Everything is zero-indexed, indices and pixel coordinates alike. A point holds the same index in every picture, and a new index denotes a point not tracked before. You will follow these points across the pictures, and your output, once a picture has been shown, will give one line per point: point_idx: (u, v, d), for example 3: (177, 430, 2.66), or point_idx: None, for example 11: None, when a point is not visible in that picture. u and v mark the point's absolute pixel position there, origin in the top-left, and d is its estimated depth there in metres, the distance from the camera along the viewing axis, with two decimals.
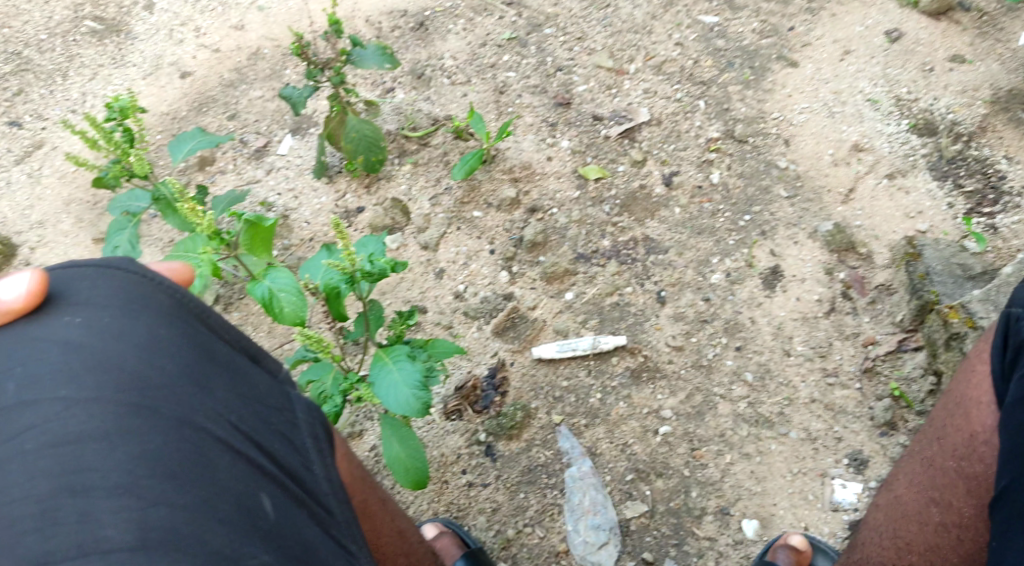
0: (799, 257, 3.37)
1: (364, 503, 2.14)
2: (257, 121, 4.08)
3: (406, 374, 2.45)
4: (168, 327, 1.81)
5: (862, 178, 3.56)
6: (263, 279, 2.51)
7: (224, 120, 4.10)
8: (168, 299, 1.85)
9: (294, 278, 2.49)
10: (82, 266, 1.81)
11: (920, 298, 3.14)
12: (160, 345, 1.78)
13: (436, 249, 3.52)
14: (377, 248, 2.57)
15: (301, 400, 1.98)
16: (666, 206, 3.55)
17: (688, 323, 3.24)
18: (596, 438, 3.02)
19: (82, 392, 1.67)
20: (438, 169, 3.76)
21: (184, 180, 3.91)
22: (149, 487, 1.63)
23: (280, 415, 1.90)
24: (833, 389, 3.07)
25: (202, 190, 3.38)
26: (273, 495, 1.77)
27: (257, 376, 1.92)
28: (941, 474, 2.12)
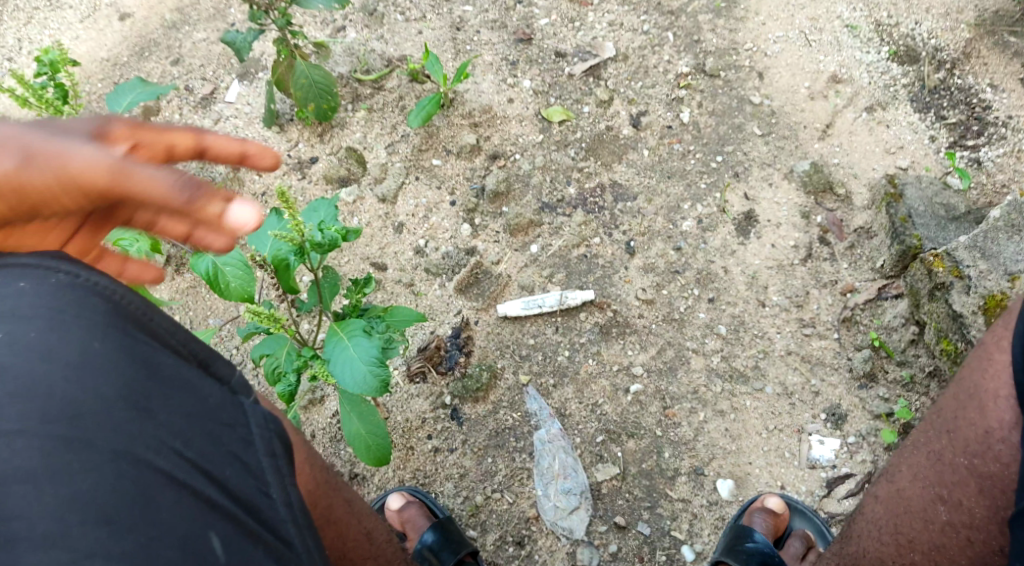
0: (773, 200, 3.22)
1: (329, 510, 1.87)
2: (202, 66, 3.82)
3: (362, 349, 2.04)
4: (103, 338, 1.60)
5: (840, 112, 3.42)
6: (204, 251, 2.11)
7: (167, 66, 3.84)
8: (104, 304, 1.64)
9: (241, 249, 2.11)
10: (11, 267, 1.60)
11: (902, 244, 2.97)
12: (94, 362, 1.57)
13: (394, 202, 3.28)
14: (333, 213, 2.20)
15: (258, 411, 1.73)
16: (635, 149, 3.36)
17: (658, 275, 3.08)
18: (565, 399, 2.86)
19: (6, 425, 1.49)
20: (394, 114, 3.50)
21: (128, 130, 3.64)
22: (80, 536, 1.44)
23: (230, 430, 1.67)
24: (810, 340, 2.96)
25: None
26: (223, 531, 1.55)
27: (208, 387, 1.69)
28: (950, 471, 1.93)
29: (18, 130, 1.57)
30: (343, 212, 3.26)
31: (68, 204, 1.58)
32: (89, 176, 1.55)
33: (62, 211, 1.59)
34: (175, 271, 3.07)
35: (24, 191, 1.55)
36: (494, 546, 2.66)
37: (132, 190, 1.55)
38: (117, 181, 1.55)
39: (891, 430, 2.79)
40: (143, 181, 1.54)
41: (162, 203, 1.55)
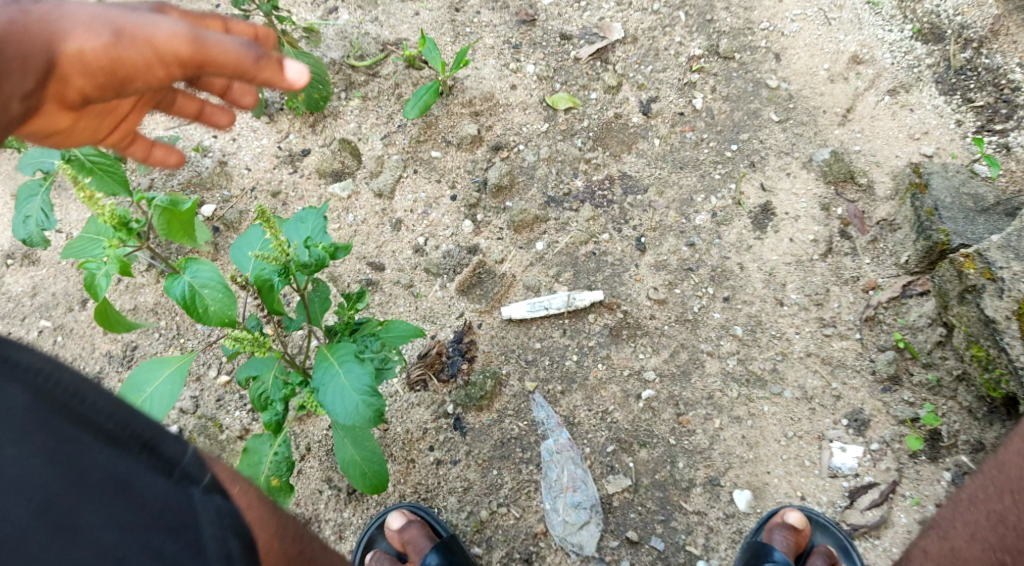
0: (791, 190, 3.07)
1: None
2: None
3: (353, 376, 1.92)
4: (23, 441, 1.53)
5: (861, 96, 3.25)
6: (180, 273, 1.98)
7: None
8: (25, 396, 1.55)
9: (220, 270, 1.97)
10: None
11: (928, 239, 2.83)
12: (10, 473, 1.51)
13: (391, 197, 3.14)
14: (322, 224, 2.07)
15: (206, 503, 1.60)
16: (644, 138, 3.20)
17: (671, 273, 2.94)
18: (573, 406, 2.74)
19: None
20: (390, 102, 3.33)
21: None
22: None
23: (169, 533, 1.56)
24: (830, 341, 2.81)
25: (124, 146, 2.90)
26: None
27: (147, 482, 1.58)
28: (1014, 535, 1.85)
29: (98, 7, 1.80)
30: (338, 209, 3.13)
31: (150, 72, 1.83)
32: (171, 43, 1.80)
33: (145, 80, 1.85)
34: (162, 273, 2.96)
35: (114, 60, 1.80)
36: (501, 563, 2.56)
37: (207, 54, 1.81)
38: (195, 46, 1.81)
39: (917, 436, 2.65)
40: (219, 44, 1.80)
41: (234, 65, 1.82)
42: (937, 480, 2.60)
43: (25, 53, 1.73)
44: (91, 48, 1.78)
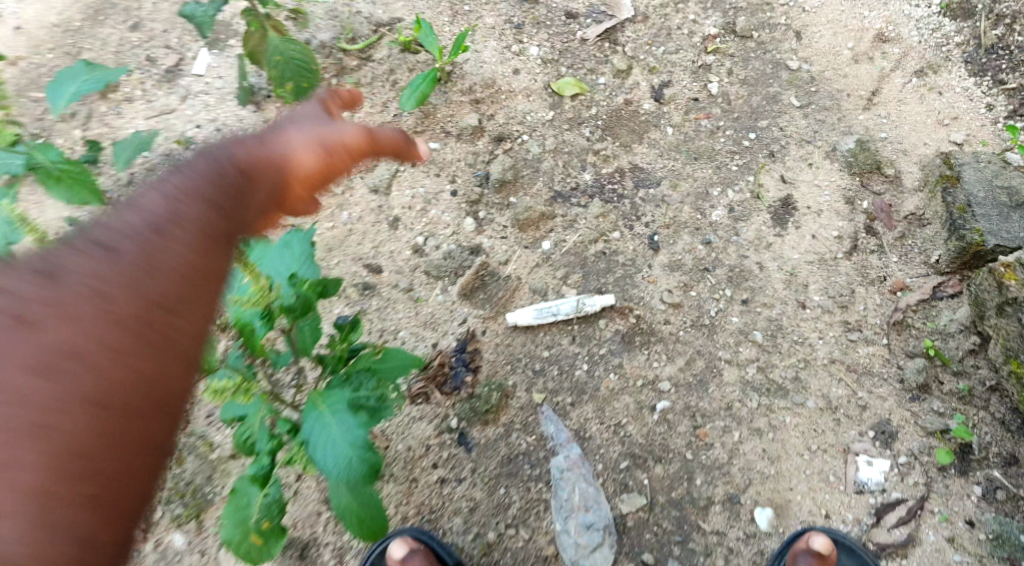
0: (813, 182, 2.90)
1: None
2: (166, 31, 3.35)
3: (346, 428, 1.88)
4: None
5: (887, 77, 3.06)
6: None
7: (126, 31, 3.34)
8: None
9: None
10: None
11: (961, 239, 2.67)
12: None
13: (388, 192, 2.96)
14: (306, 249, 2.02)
15: None
16: (657, 126, 3.01)
17: (686, 274, 2.78)
18: (584, 419, 2.59)
19: None
20: (385, 90, 3.11)
21: (82, 108, 3.17)
22: None
23: None
24: (856, 346, 2.65)
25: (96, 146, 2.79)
26: None
27: None
28: None
29: (297, 126, 2.08)
30: (331, 206, 2.95)
31: (344, 167, 2.13)
32: (358, 140, 2.12)
33: (334, 176, 2.14)
34: None
35: (325, 163, 2.09)
36: None
37: (378, 144, 2.18)
38: (372, 139, 2.15)
39: (947, 450, 2.49)
40: (388, 135, 2.21)
41: (396, 150, 2.26)
42: (967, 495, 2.45)
43: (268, 169, 2.01)
44: (303, 147, 2.06)
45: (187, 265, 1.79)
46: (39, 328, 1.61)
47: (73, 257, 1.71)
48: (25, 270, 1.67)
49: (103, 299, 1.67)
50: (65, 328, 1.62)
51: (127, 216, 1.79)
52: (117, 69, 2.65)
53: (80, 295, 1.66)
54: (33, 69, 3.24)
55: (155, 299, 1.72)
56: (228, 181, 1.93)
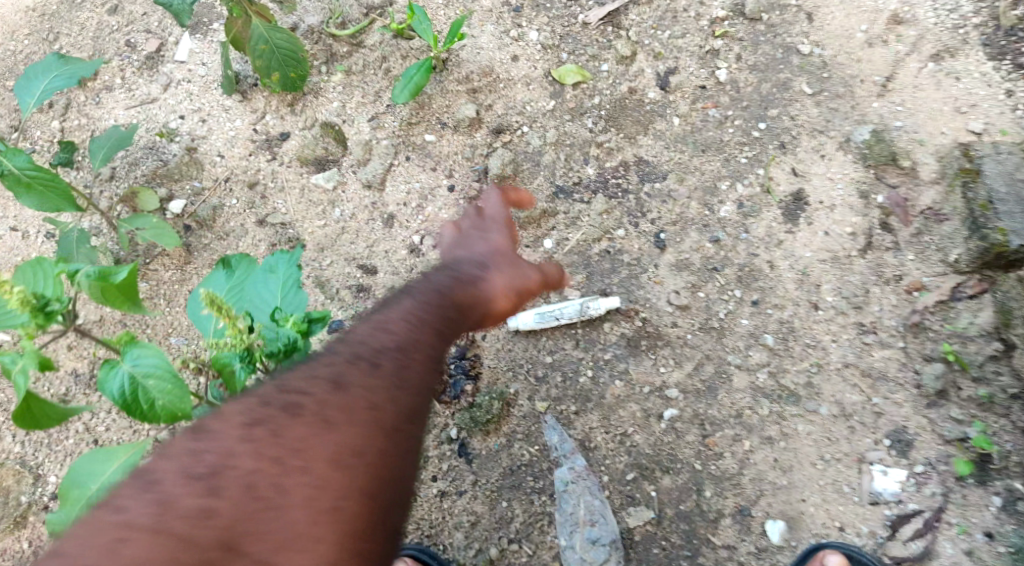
0: (826, 175, 2.78)
1: None
2: (146, 14, 3.10)
3: None
4: None
5: (903, 61, 2.91)
6: (121, 363, 1.80)
7: (104, 15, 3.12)
8: None
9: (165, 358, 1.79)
10: None
11: (984, 239, 2.58)
12: None
13: (382, 188, 2.85)
14: (292, 272, 1.95)
15: None
16: (663, 116, 2.89)
17: (693, 274, 2.68)
18: (590, 428, 2.50)
19: None
20: (377, 78, 2.97)
21: (58, 97, 2.99)
22: None
23: None
24: (871, 350, 2.55)
25: (71, 146, 2.65)
26: None
27: None
28: None
29: (491, 263, 1.93)
30: (323, 203, 2.84)
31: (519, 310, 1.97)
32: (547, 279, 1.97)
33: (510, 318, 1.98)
34: None
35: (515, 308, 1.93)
36: None
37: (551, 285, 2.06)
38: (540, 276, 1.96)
39: (966, 459, 2.40)
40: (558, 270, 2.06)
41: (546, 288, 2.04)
42: (987, 506, 2.35)
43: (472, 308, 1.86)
44: (506, 282, 1.91)
45: (435, 388, 1.73)
46: (320, 438, 1.58)
47: (350, 370, 1.67)
48: (313, 379, 1.65)
49: (375, 415, 1.63)
50: (344, 440, 1.59)
51: (387, 332, 1.74)
52: (89, 64, 2.49)
53: (359, 411, 1.63)
54: (10, 57, 3.08)
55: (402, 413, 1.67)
56: (456, 307, 1.83)
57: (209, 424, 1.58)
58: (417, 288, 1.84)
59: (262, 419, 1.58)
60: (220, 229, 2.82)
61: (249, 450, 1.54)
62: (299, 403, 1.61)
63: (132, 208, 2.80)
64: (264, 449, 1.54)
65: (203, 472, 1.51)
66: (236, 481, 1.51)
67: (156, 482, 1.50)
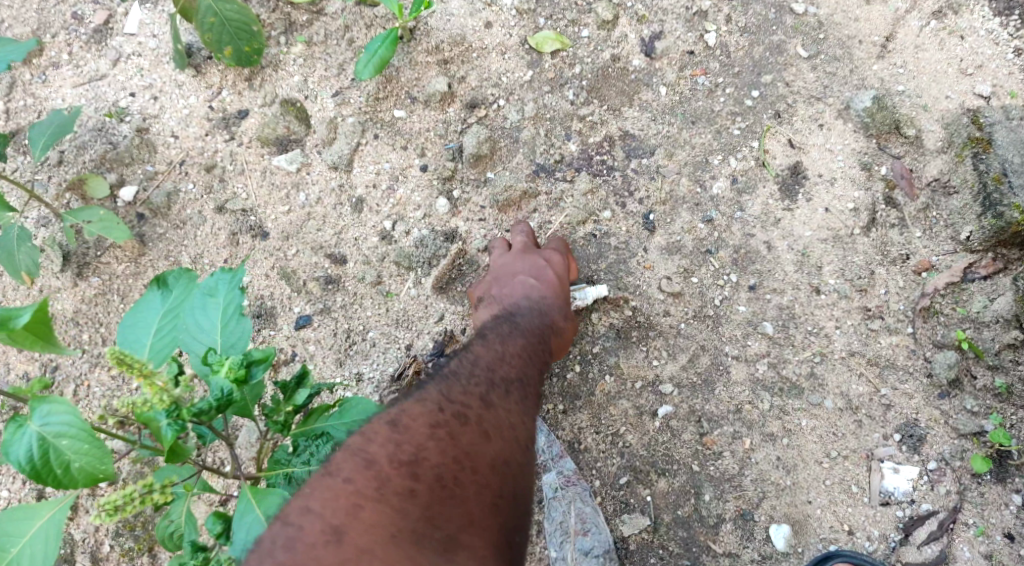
0: (825, 146, 2.56)
1: None
2: None
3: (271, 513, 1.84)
4: None
5: (904, 20, 2.63)
6: (30, 422, 1.67)
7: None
8: None
9: (80, 415, 1.66)
10: None
11: (999, 217, 2.40)
12: None
13: (349, 169, 2.61)
14: (233, 297, 1.91)
15: None
16: (649, 85, 2.65)
17: (686, 258, 2.50)
18: (579, 428, 2.39)
19: None
20: (341, 50, 2.67)
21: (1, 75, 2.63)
22: None
23: None
24: (877, 336, 2.40)
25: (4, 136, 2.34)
26: None
27: None
28: None
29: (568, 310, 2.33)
30: (286, 186, 2.60)
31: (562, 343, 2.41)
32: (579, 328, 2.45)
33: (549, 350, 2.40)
34: (77, 275, 2.49)
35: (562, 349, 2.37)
36: None
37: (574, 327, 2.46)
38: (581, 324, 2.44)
39: (983, 456, 2.28)
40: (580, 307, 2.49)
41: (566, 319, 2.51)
42: (1004, 505, 2.25)
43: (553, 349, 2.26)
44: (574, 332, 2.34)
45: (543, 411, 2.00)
46: (482, 446, 1.77)
47: (495, 392, 1.88)
48: (469, 391, 1.86)
49: (515, 433, 1.84)
50: (499, 450, 1.79)
51: (510, 362, 2.01)
52: (22, 47, 2.25)
53: (506, 426, 1.84)
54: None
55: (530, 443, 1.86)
56: (549, 356, 2.20)
57: (402, 422, 1.75)
58: (525, 327, 2.18)
59: (441, 422, 1.77)
60: (176, 217, 2.56)
61: (436, 446, 1.73)
62: (464, 412, 1.80)
63: (81, 195, 2.54)
64: (446, 445, 1.74)
65: (406, 460, 1.70)
66: (429, 471, 1.70)
67: (373, 462, 1.69)
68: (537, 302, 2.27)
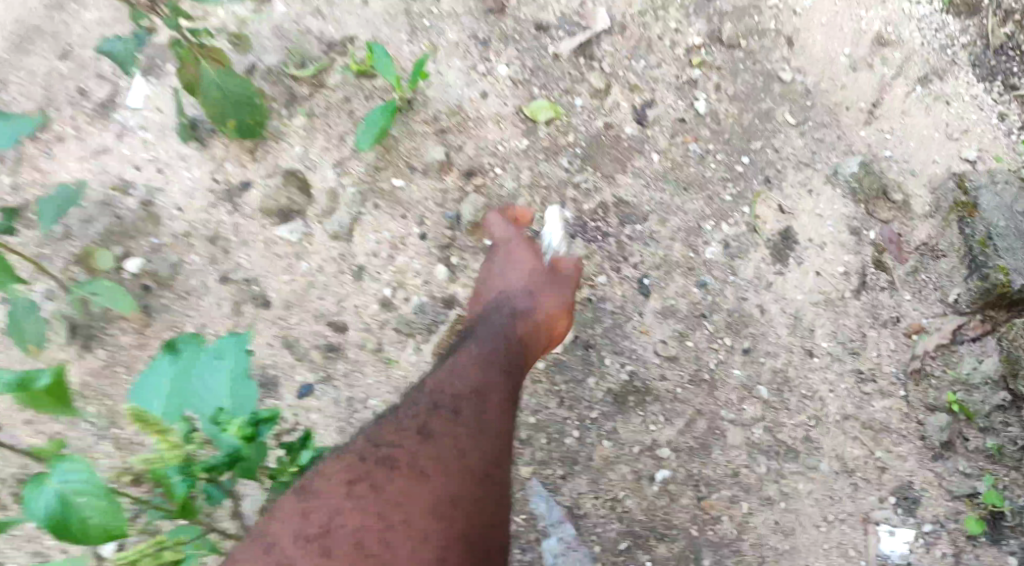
0: (815, 212, 2.62)
1: None
2: (97, 57, 2.77)
3: None
4: None
5: (888, 86, 2.74)
6: (45, 479, 1.59)
7: (53, 60, 2.74)
8: None
9: (97, 473, 1.59)
10: None
11: (985, 279, 2.53)
12: None
13: (350, 238, 2.66)
14: (242, 358, 1.85)
15: None
16: (641, 152, 2.71)
17: (681, 321, 2.53)
18: (579, 494, 2.38)
19: None
20: (342, 122, 2.75)
21: (7, 149, 2.64)
22: None
23: None
24: (870, 399, 2.47)
25: (12, 212, 2.37)
26: None
27: None
28: None
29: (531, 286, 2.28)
30: (288, 255, 2.64)
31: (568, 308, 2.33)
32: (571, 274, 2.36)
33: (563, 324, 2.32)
34: (81, 346, 2.51)
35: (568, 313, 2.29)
36: None
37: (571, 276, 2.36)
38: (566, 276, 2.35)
39: (977, 517, 2.37)
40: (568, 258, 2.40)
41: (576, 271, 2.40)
42: None
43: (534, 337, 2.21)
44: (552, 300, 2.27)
45: (509, 423, 1.92)
46: (414, 492, 1.72)
47: (435, 421, 1.83)
48: (404, 432, 1.82)
49: (461, 465, 1.77)
50: (438, 492, 1.72)
51: (463, 377, 1.95)
52: (27, 121, 2.24)
53: (447, 459, 1.77)
54: None
55: (482, 472, 1.79)
56: (525, 339, 2.17)
57: (313, 486, 1.73)
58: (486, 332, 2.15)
59: (362, 476, 1.73)
60: (181, 287, 2.60)
61: (354, 507, 1.69)
62: (391, 458, 1.75)
63: (87, 268, 2.56)
64: (368, 503, 1.69)
65: (315, 533, 1.66)
66: (344, 538, 1.65)
67: (275, 543, 1.66)
68: (502, 296, 2.26)
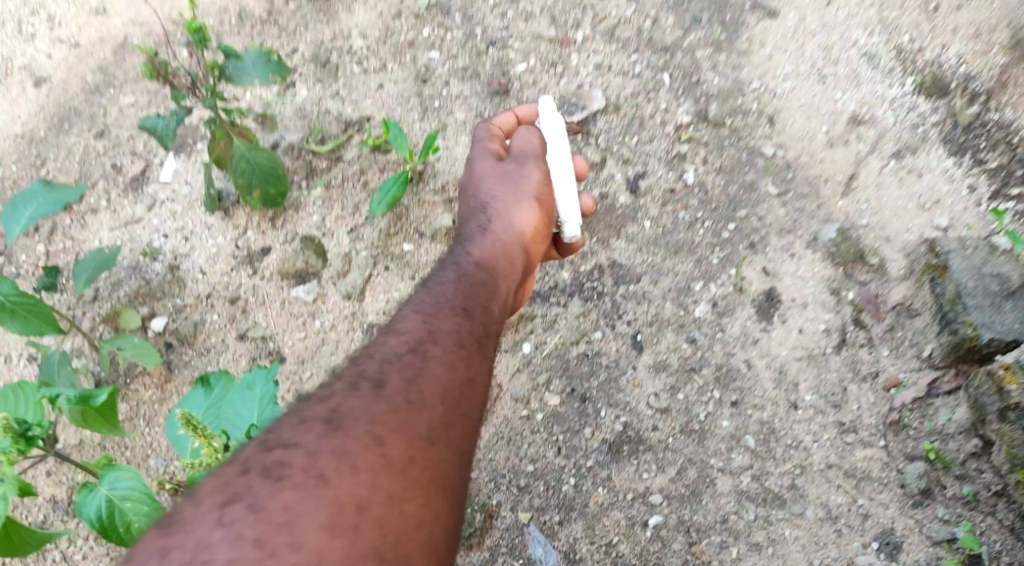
0: (797, 274, 2.79)
1: None
2: (131, 136, 3.01)
3: None
4: None
5: (864, 161, 2.92)
6: (98, 485, 2.05)
7: (90, 139, 3.01)
8: None
9: (142, 480, 2.04)
10: None
11: (955, 333, 2.61)
12: None
13: (361, 298, 2.84)
14: (268, 389, 2.12)
15: None
16: (634, 219, 2.90)
17: (672, 376, 2.69)
18: (574, 539, 2.55)
19: None
20: (356, 191, 2.95)
21: (44, 220, 2.91)
22: None
23: None
24: (852, 450, 2.59)
25: (54, 269, 2.59)
26: None
27: None
28: None
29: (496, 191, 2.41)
30: (303, 314, 2.82)
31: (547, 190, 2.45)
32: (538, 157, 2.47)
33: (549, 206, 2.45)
34: None
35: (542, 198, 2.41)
36: None
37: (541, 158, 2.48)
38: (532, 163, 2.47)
39: (957, 561, 2.47)
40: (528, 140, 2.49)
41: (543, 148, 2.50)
42: None
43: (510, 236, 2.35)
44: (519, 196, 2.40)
45: (445, 383, 1.92)
46: (303, 505, 1.65)
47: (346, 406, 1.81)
48: (305, 427, 1.77)
49: (363, 466, 1.72)
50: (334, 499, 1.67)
51: (395, 343, 1.97)
52: (75, 190, 2.52)
53: (347, 461, 1.72)
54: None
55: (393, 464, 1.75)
56: (497, 242, 2.32)
57: (178, 517, 1.63)
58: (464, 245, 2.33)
59: (238, 495, 1.65)
60: (201, 344, 2.78)
61: (227, 534, 1.60)
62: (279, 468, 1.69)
63: (114, 326, 2.78)
64: (245, 525, 1.61)
65: None
66: None
67: None
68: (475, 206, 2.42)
